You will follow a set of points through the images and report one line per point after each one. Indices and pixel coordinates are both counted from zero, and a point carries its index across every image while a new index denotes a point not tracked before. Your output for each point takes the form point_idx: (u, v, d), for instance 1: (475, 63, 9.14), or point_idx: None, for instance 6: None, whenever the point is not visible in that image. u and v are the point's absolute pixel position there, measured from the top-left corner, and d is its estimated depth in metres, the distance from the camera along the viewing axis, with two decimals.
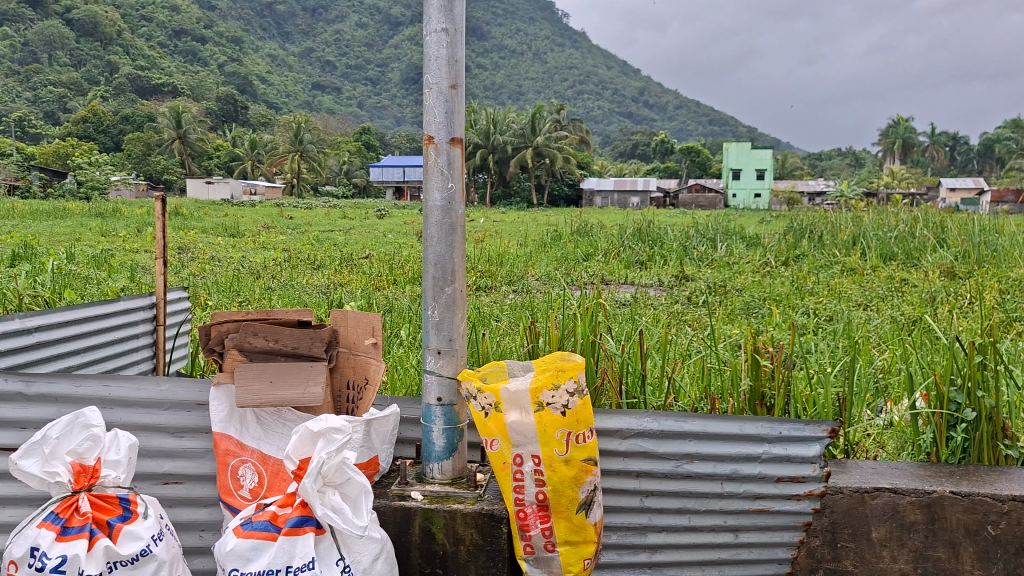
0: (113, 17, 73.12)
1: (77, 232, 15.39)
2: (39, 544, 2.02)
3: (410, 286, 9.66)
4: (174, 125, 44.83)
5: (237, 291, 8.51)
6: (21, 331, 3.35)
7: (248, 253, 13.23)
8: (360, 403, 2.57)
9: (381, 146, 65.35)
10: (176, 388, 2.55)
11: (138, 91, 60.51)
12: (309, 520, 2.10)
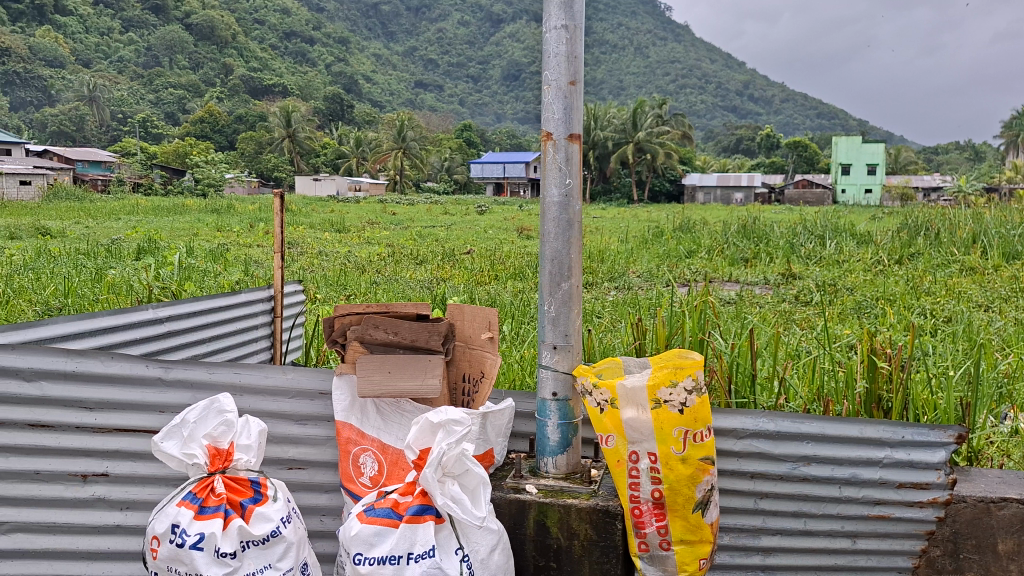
0: (227, 21, 76.24)
1: (195, 227, 16.15)
2: (179, 522, 2.13)
3: (512, 282, 9.74)
4: (283, 123, 46.50)
5: (344, 285, 8.74)
6: (153, 321, 3.55)
7: (354, 248, 13.59)
8: (475, 396, 2.60)
9: (481, 143, 65.97)
10: (300, 376, 2.66)
11: (250, 91, 62.91)
12: (430, 509, 2.14)
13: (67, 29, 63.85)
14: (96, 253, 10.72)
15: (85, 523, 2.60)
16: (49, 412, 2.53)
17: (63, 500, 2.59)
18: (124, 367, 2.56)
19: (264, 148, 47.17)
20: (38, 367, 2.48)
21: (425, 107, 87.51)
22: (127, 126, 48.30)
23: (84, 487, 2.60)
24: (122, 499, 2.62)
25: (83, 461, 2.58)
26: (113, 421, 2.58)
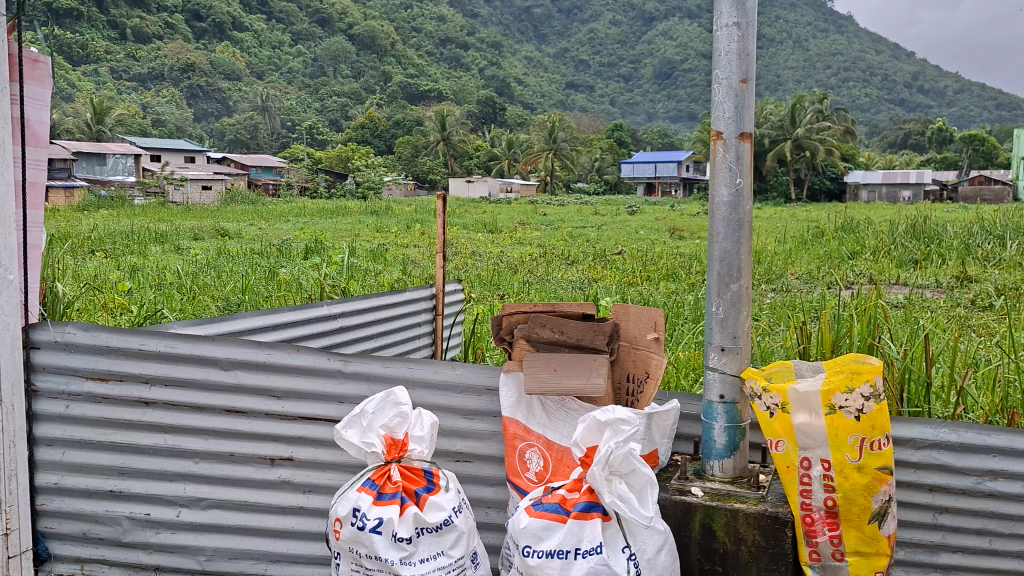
0: (386, 29, 79.49)
1: (357, 229, 16.96)
2: (360, 505, 2.25)
3: (666, 283, 9.64)
4: (439, 126, 47.99)
5: (498, 285, 8.92)
6: (328, 317, 3.77)
7: (507, 248, 13.87)
8: (640, 396, 2.60)
9: (632, 142, 65.50)
10: (469, 372, 2.75)
11: (407, 97, 65.27)
12: (597, 507, 2.16)
13: (244, 43, 68.40)
14: (271, 253, 11.46)
15: (273, 503, 2.81)
16: (243, 399, 2.75)
17: (254, 481, 2.80)
18: (308, 359, 2.74)
19: (421, 151, 48.82)
20: (233, 357, 2.72)
21: (576, 107, 87.80)
22: (295, 133, 51.24)
23: (271, 470, 2.79)
24: (305, 482, 2.81)
25: (271, 445, 2.78)
26: (299, 410, 2.76)
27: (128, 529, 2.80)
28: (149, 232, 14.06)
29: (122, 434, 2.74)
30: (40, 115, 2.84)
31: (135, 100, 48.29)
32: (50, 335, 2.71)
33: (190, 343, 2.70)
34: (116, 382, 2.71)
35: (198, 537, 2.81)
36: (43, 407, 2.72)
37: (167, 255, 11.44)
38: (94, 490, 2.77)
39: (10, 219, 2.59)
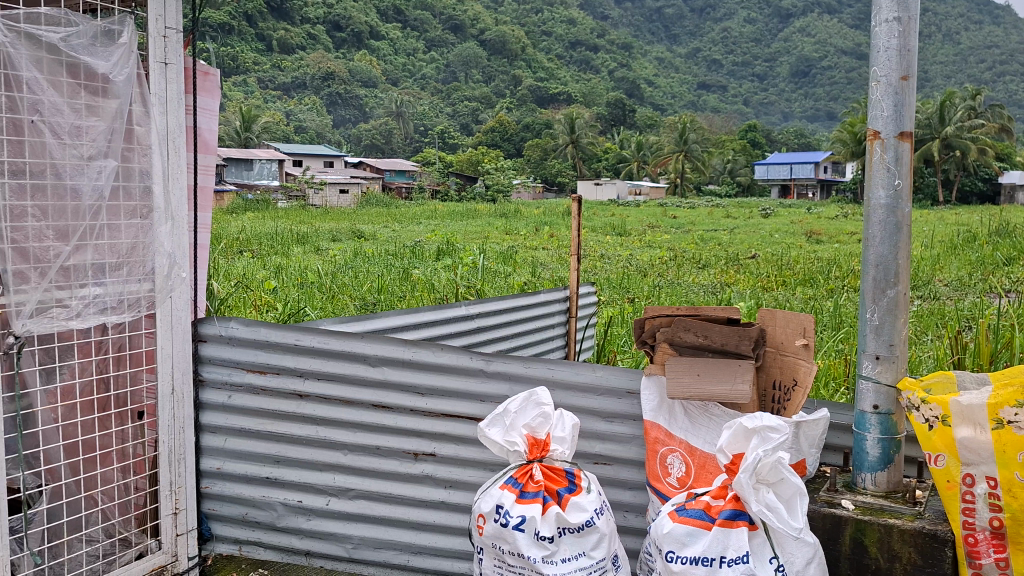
0: (517, 34, 80.39)
1: (487, 230, 17.24)
2: (503, 502, 2.29)
3: (802, 288, 9.30)
4: (567, 129, 48.14)
5: (627, 288, 8.88)
6: (465, 317, 3.85)
7: (635, 252, 13.76)
8: (786, 404, 2.54)
9: (766, 142, 63.59)
10: (610, 374, 2.75)
11: (537, 100, 65.79)
12: (743, 515, 2.12)
13: (381, 51, 70.69)
14: (404, 254, 11.79)
15: (416, 497, 2.89)
16: (389, 394, 2.85)
17: (399, 474, 2.89)
18: (452, 358, 2.80)
19: (549, 154, 49.09)
20: (381, 354, 2.82)
21: (707, 108, 86.03)
22: (427, 138, 52.53)
23: (415, 464, 2.88)
24: (446, 478, 2.88)
25: (415, 440, 2.87)
26: (442, 407, 2.84)
27: (282, 515, 2.97)
28: (291, 233, 14.75)
29: (279, 424, 2.92)
30: (210, 123, 3.05)
31: (280, 108, 50.76)
32: (215, 329, 2.92)
33: (340, 340, 2.83)
34: (273, 375, 2.89)
35: (345, 525, 2.93)
36: (208, 397, 2.94)
37: (308, 255, 11.99)
38: (252, 475, 2.96)
39: (185, 220, 2.79)
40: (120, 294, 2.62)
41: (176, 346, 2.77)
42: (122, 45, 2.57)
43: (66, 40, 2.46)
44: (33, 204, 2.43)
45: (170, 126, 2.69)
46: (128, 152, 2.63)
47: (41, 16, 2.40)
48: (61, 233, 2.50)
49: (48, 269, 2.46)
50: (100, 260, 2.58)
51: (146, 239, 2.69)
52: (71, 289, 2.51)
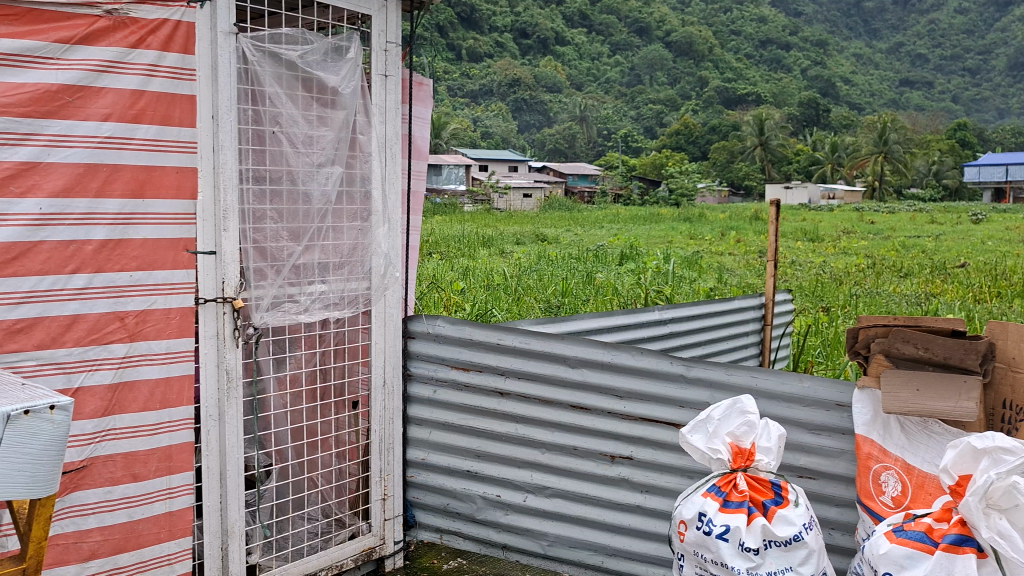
0: (703, 34, 78.61)
1: (670, 235, 16.96)
2: (706, 510, 2.26)
3: (1021, 301, 8.51)
4: (756, 130, 46.55)
5: (822, 297, 8.48)
6: (658, 322, 3.84)
7: (829, 258, 13.08)
8: (1017, 425, 2.35)
9: (978, 141, 58.59)
10: (817, 386, 2.65)
11: (724, 102, 64.01)
12: (970, 541, 1.98)
13: (565, 56, 71.31)
14: (587, 258, 11.87)
15: (611, 499, 2.91)
16: (588, 396, 2.89)
17: (596, 476, 2.92)
18: (652, 362, 2.80)
19: (736, 157, 47.71)
20: (581, 355, 2.87)
21: (909, 106, 80.42)
22: (609, 141, 52.42)
23: (612, 467, 2.90)
24: (643, 482, 2.87)
25: (612, 443, 2.89)
26: (641, 411, 2.84)
27: (481, 508, 3.11)
28: (476, 236, 15.18)
29: (480, 420, 3.05)
30: (423, 130, 3.24)
31: (468, 114, 52.29)
32: (423, 327, 3.11)
33: (541, 341, 2.91)
34: (476, 372, 3.03)
35: (541, 522, 3.01)
36: (416, 390, 3.14)
37: (493, 258, 12.30)
38: (453, 468, 3.12)
39: (399, 223, 2.99)
40: (341, 292, 2.85)
41: (388, 340, 2.97)
42: (349, 59, 2.78)
43: (303, 57, 2.67)
44: (272, 208, 2.67)
45: (388, 135, 2.90)
46: (352, 159, 2.85)
47: (283, 35, 2.62)
48: (294, 234, 2.73)
49: (283, 267, 2.69)
50: (325, 260, 2.81)
51: (365, 241, 2.90)
52: (300, 286, 2.75)
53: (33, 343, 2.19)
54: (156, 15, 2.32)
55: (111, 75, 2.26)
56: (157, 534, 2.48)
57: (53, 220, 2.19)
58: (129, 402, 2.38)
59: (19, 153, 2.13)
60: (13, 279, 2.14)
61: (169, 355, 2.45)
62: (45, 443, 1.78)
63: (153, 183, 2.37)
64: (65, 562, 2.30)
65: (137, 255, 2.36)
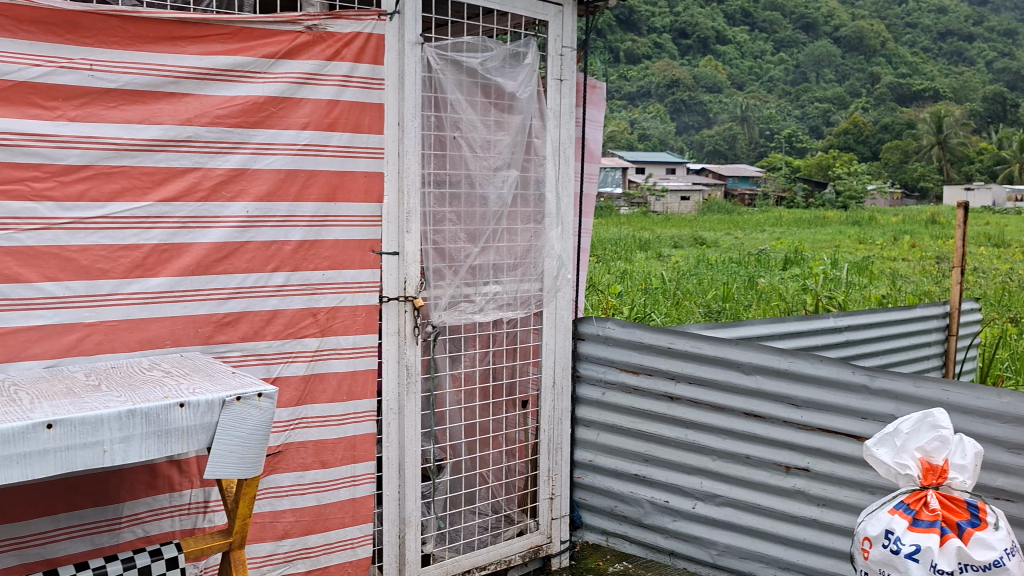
0: (875, 28, 74.50)
1: (837, 239, 16.20)
2: (894, 528, 2.15)
3: None
4: (933, 129, 44.92)
5: (1011, 307, 7.83)
6: (833, 329, 3.68)
7: (1017, 265, 12.09)
8: None
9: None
10: (1018, 402, 2.46)
11: (897, 98, 60.38)
12: None
13: (726, 55, 69.37)
14: (749, 262, 11.52)
15: (786, 511, 2.83)
16: (763, 404, 2.85)
17: (770, 487, 2.85)
18: (832, 370, 2.71)
19: (909, 157, 44.94)
20: (756, 362, 2.84)
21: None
22: (771, 141, 50.64)
23: (787, 478, 2.82)
24: (820, 495, 2.77)
25: (787, 453, 2.82)
26: (820, 422, 2.75)
27: (649, 513, 3.12)
28: (634, 239, 15.08)
29: (649, 424, 3.07)
30: (595, 134, 3.29)
31: (624, 117, 51.95)
32: (593, 329, 3.17)
33: (714, 346, 2.90)
34: (646, 376, 3.06)
35: (711, 530, 2.99)
36: (585, 392, 3.20)
37: (651, 261, 12.19)
38: (621, 471, 3.15)
39: (570, 225, 3.05)
40: (514, 292, 2.92)
41: (558, 342, 3.06)
42: (527, 65, 2.85)
43: (483, 64, 2.76)
44: (452, 210, 2.76)
45: (562, 138, 2.97)
46: (527, 162, 2.92)
47: (464, 44, 2.71)
48: (471, 236, 2.81)
49: (460, 267, 2.78)
50: (500, 261, 2.88)
51: (538, 242, 2.97)
52: (476, 286, 2.83)
53: (239, 336, 2.37)
54: (351, 28, 2.47)
55: (311, 87, 2.42)
56: (342, 519, 2.62)
57: (258, 222, 2.37)
58: (319, 393, 2.54)
59: (230, 160, 2.31)
60: (223, 276, 2.33)
61: (356, 350, 2.59)
62: (253, 428, 1.93)
63: (345, 187, 2.51)
64: (262, 539, 2.47)
65: (329, 255, 2.51)
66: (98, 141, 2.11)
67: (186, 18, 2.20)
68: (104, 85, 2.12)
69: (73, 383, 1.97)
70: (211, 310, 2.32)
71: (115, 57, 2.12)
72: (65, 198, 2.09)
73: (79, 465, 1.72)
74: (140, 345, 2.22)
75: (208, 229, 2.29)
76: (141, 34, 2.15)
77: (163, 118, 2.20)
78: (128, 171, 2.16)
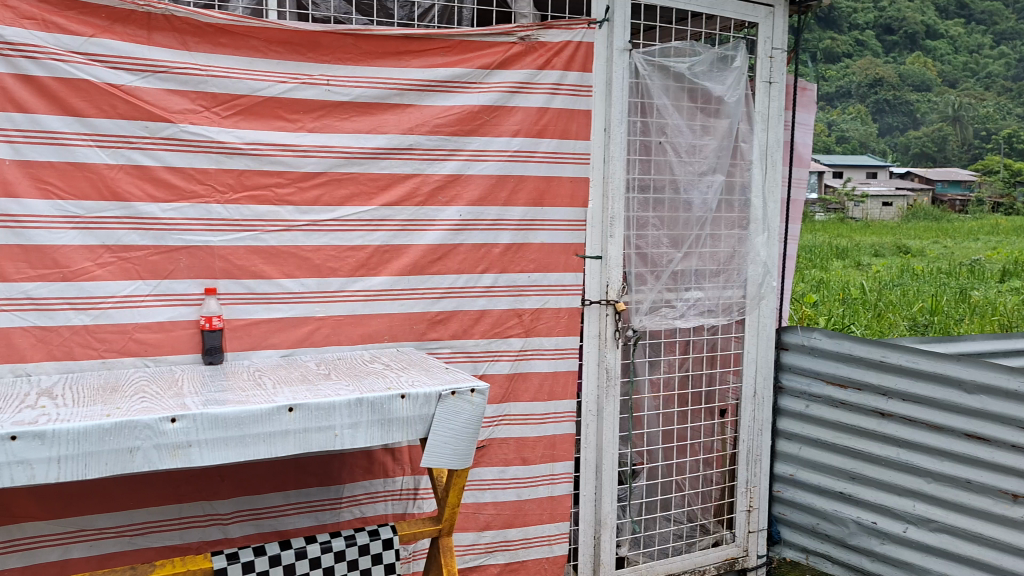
0: None
1: None
2: None
3: None
4: None
5: None
6: None
7: None
8: None
9: None
10: None
11: None
12: None
13: (937, 51, 64.42)
14: (961, 273, 10.63)
15: (1012, 543, 2.61)
16: (987, 425, 2.64)
17: (994, 516, 2.64)
18: None
19: None
20: (980, 381, 2.64)
21: None
22: (986, 141, 46.53)
23: (1014, 507, 2.60)
24: None
25: (1015, 480, 2.59)
26: None
27: (854, 533, 2.99)
28: (830, 247, 14.31)
29: (858, 441, 2.94)
30: (805, 138, 3.22)
31: (820, 119, 49.46)
32: (798, 339, 3.09)
33: (932, 361, 2.74)
34: (854, 390, 2.94)
35: (924, 557, 2.81)
36: (787, 404, 3.12)
37: (849, 271, 11.53)
38: (825, 488, 3.04)
39: (777, 231, 2.98)
40: (716, 299, 2.89)
41: (760, 351, 3.00)
42: (735, 68, 2.81)
43: (691, 69, 2.75)
44: (655, 215, 2.76)
45: (769, 143, 2.92)
46: (733, 167, 2.89)
47: (672, 49, 2.71)
48: (674, 241, 2.80)
49: (662, 273, 2.78)
50: (702, 267, 2.85)
51: (743, 249, 2.92)
52: (678, 292, 2.82)
53: (449, 333, 2.49)
54: (562, 37, 2.53)
55: (522, 96, 2.51)
56: (540, 515, 2.68)
57: (470, 226, 2.48)
58: (522, 391, 2.62)
59: (447, 166, 2.44)
60: (437, 276, 2.46)
61: (557, 351, 2.65)
62: (464, 422, 2.01)
63: (552, 192, 2.58)
64: (465, 529, 2.58)
65: (535, 258, 2.58)
66: (333, 150, 2.30)
67: (411, 34, 2.35)
68: (339, 98, 2.30)
69: (307, 372, 2.15)
70: (426, 308, 2.45)
71: (349, 72, 2.30)
72: (303, 203, 2.28)
73: (315, 447, 1.87)
74: (362, 339, 2.38)
75: (425, 232, 2.43)
76: (372, 50, 2.32)
77: (388, 128, 2.36)
78: (357, 177, 2.34)
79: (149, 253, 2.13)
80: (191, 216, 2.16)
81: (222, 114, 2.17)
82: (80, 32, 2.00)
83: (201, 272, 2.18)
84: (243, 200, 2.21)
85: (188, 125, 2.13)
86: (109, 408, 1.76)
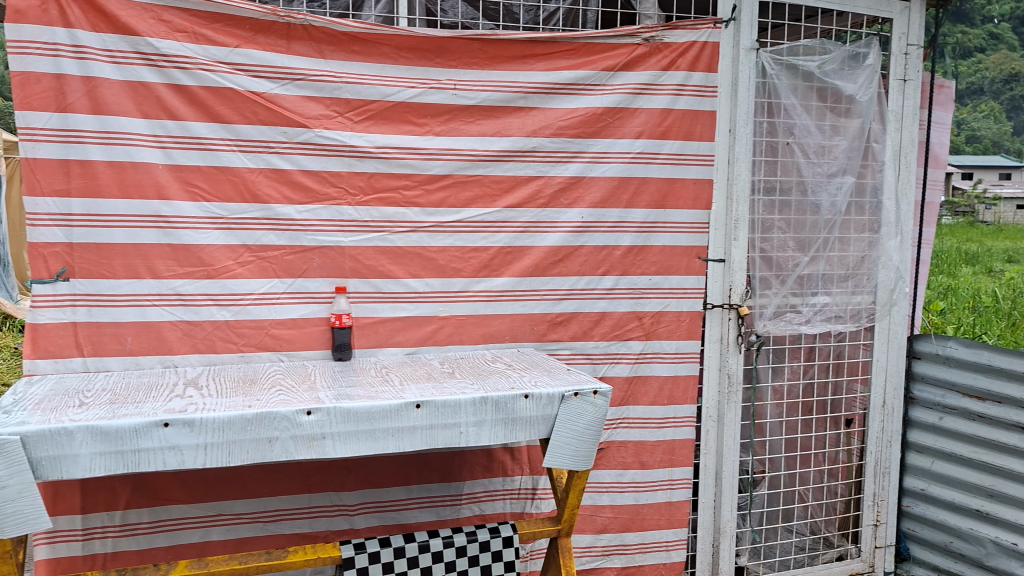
0: None
1: None
2: None
3: None
4: None
5: None
6: None
7: None
8: None
9: None
10: None
11: None
12: None
13: None
14: None
15: None
16: None
17: None
18: None
19: None
20: None
21: None
22: None
23: None
24: None
25: None
26: None
27: (992, 554, 2.81)
28: (959, 252, 13.52)
29: (996, 456, 2.78)
30: (941, 138, 3.09)
31: None
32: (932, 348, 2.97)
33: None
34: (993, 403, 2.79)
35: None
36: (919, 415, 3.01)
37: (981, 277, 10.85)
38: (960, 504, 2.89)
39: (911, 235, 2.86)
40: (844, 304, 2.79)
41: (890, 359, 2.89)
42: (868, 66, 2.71)
43: (821, 67, 2.66)
44: (781, 218, 2.70)
45: (902, 143, 2.81)
46: (864, 168, 2.78)
47: (801, 47, 2.63)
48: (801, 244, 2.72)
49: (788, 277, 2.71)
50: (830, 271, 2.76)
51: (874, 253, 2.81)
52: (804, 297, 2.74)
53: (569, 335, 2.50)
54: (687, 38, 2.50)
55: (646, 97, 2.49)
56: (658, 521, 2.66)
57: (591, 228, 2.49)
58: (641, 394, 2.60)
59: (569, 169, 2.45)
60: (558, 278, 2.47)
61: (677, 355, 2.62)
62: (587, 424, 2.02)
63: (674, 195, 2.55)
64: (582, 530, 2.59)
65: (656, 261, 2.56)
66: (458, 152, 2.34)
67: (536, 37, 2.37)
68: (464, 102, 2.34)
69: (431, 369, 2.21)
70: (546, 309, 2.47)
71: (474, 76, 2.34)
72: (429, 204, 2.34)
73: (441, 442, 1.92)
74: (484, 339, 2.42)
75: (546, 234, 2.45)
76: (497, 54, 2.35)
77: (512, 131, 2.39)
78: (481, 179, 2.38)
79: (285, 252, 2.22)
80: (324, 217, 2.25)
81: (354, 119, 2.25)
82: (225, 43, 2.11)
83: (332, 271, 2.26)
84: (372, 202, 2.28)
85: (323, 129, 2.22)
86: (249, 399, 1.85)
